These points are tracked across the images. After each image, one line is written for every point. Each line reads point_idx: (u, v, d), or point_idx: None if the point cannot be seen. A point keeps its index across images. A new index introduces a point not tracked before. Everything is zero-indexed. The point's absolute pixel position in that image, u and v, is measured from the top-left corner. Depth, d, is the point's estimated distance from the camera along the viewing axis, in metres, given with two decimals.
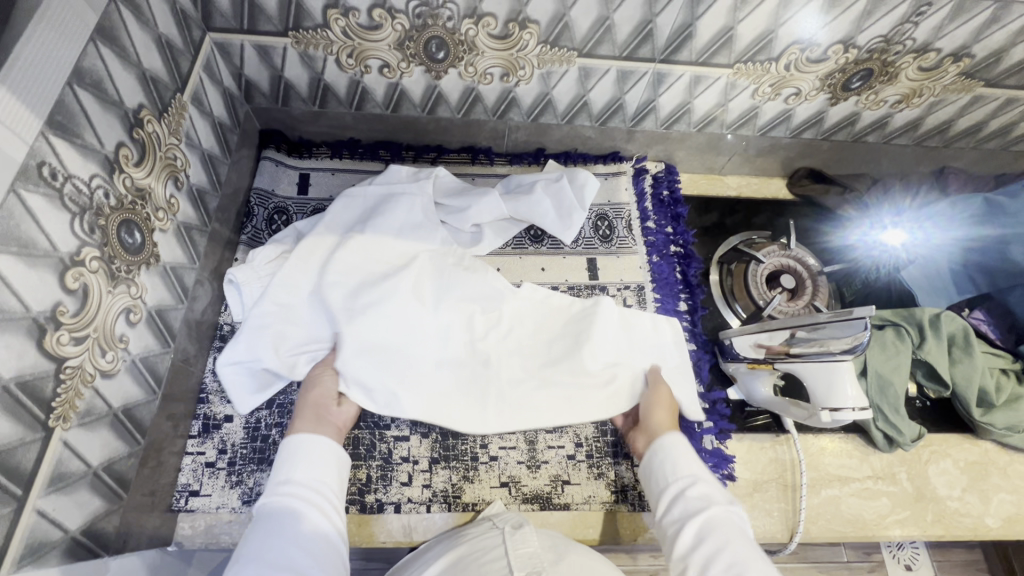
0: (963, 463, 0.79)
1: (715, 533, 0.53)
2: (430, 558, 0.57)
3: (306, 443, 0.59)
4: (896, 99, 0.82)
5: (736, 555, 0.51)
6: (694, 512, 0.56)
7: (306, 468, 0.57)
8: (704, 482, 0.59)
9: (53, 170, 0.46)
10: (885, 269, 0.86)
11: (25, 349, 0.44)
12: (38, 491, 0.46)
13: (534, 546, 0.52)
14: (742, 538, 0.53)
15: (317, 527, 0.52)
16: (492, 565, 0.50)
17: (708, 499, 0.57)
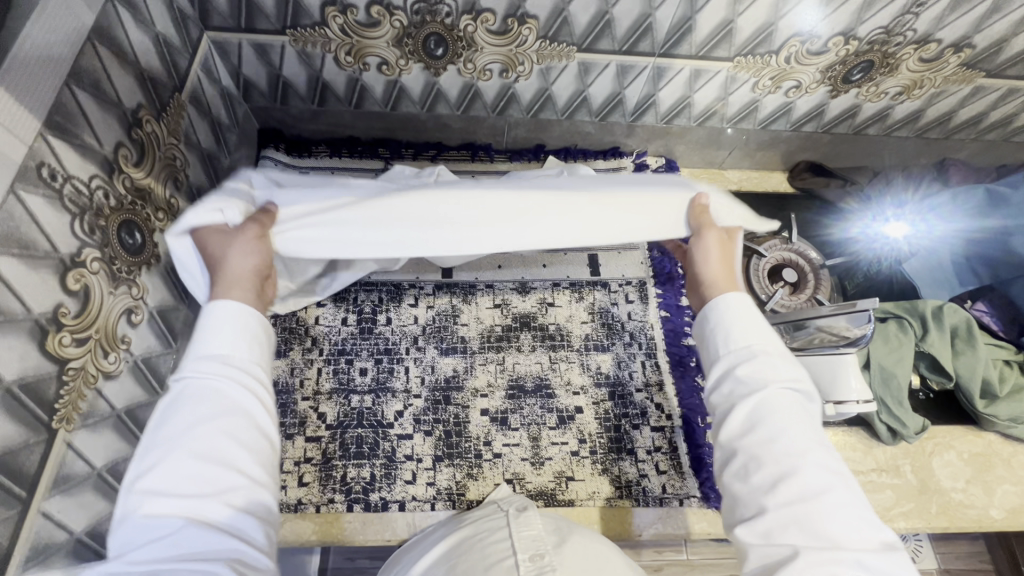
0: (967, 455, 0.79)
1: (771, 416, 0.46)
2: (434, 540, 0.57)
3: (221, 315, 0.48)
4: (896, 91, 0.82)
5: (797, 443, 0.45)
6: (751, 393, 0.48)
7: (223, 342, 0.47)
8: (765, 358, 0.49)
9: (53, 171, 0.45)
10: (887, 261, 0.87)
11: (28, 351, 0.44)
12: (43, 493, 0.46)
13: (539, 529, 0.51)
14: (805, 420, 0.47)
15: (231, 422, 0.44)
16: (497, 547, 0.50)
17: (764, 378, 0.48)
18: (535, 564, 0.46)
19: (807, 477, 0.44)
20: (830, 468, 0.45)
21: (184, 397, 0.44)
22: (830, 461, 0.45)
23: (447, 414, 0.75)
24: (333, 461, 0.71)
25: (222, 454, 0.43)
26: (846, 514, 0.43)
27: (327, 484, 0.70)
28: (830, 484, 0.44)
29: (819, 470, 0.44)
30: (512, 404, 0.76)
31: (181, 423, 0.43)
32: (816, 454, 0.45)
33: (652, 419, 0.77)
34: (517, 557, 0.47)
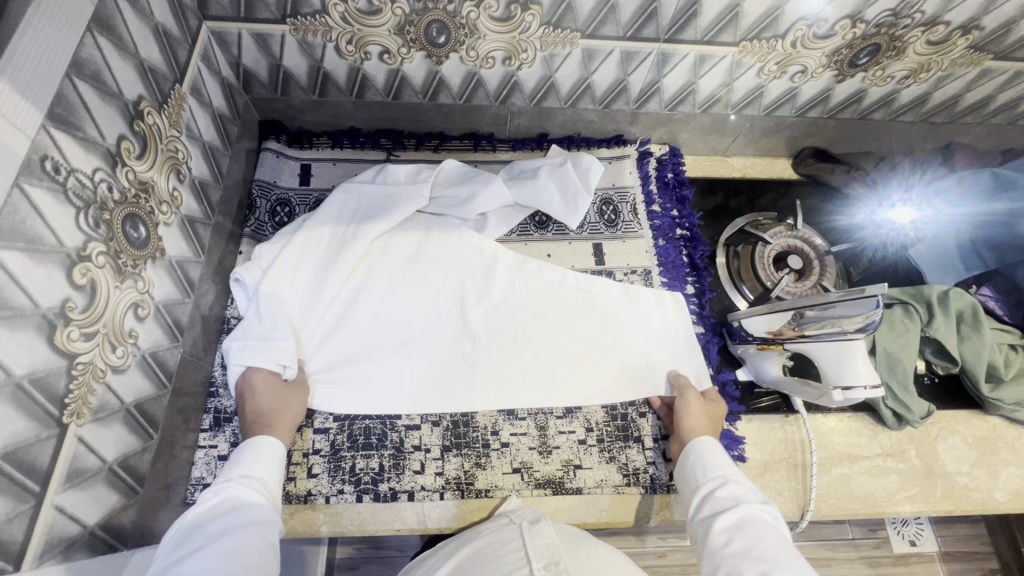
0: (972, 439, 0.80)
1: (747, 528, 0.53)
2: (440, 557, 0.57)
3: (261, 445, 0.61)
4: (903, 75, 0.81)
5: (769, 552, 0.50)
6: (732, 510, 0.56)
7: (257, 466, 0.59)
8: (741, 483, 0.59)
9: (56, 164, 0.45)
10: (894, 247, 0.86)
11: (36, 346, 0.43)
12: (55, 486, 0.46)
13: (551, 537, 0.54)
14: (779, 537, 0.52)
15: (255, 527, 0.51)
16: (508, 558, 0.52)
17: (739, 498, 0.57)
18: (549, 572, 0.49)
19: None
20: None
21: (223, 501, 0.53)
22: (802, 570, 0.49)
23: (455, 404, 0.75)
24: (342, 452, 0.71)
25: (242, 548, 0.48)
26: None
27: (335, 476, 0.70)
28: None
29: (790, 571, 0.48)
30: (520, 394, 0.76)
31: (222, 515, 0.51)
32: (787, 561, 0.49)
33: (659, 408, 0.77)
34: (532, 566, 0.50)
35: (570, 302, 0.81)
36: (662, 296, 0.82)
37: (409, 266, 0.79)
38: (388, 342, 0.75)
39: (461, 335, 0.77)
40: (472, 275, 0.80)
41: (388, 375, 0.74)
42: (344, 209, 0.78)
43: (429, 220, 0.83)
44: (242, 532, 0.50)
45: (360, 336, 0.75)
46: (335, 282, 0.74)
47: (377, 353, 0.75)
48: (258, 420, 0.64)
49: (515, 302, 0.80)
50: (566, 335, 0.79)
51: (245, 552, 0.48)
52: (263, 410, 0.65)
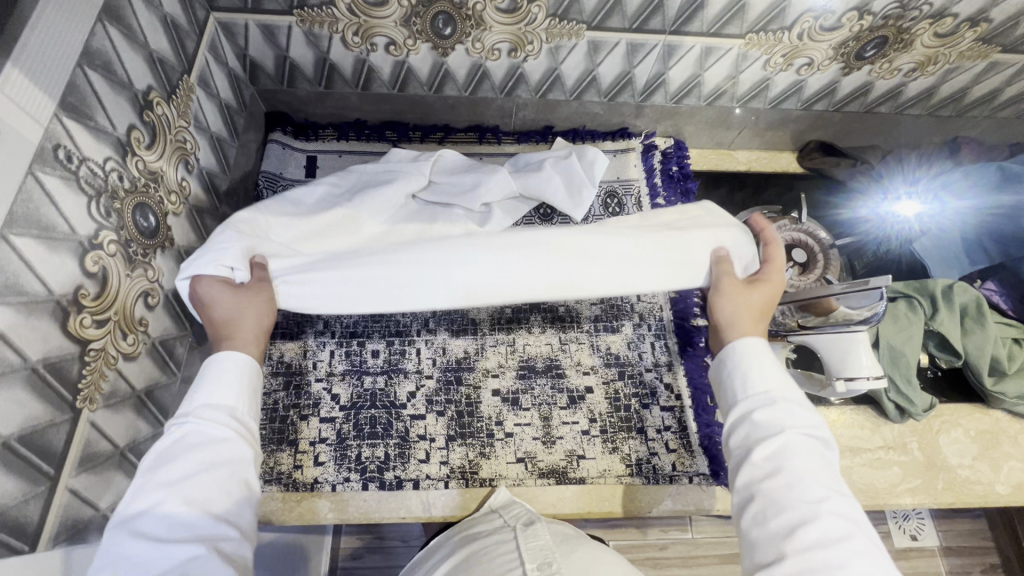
0: (974, 432, 0.80)
1: (792, 459, 0.51)
2: (442, 556, 0.58)
3: (223, 364, 0.54)
4: (910, 68, 0.81)
5: (817, 491, 0.49)
6: (778, 439, 0.52)
7: (223, 392, 0.53)
8: (789, 402, 0.54)
9: (69, 153, 0.46)
10: (896, 241, 0.86)
11: (52, 332, 0.44)
12: (69, 470, 0.47)
13: (545, 540, 0.55)
14: (823, 466, 0.51)
15: (214, 475, 0.48)
16: (505, 557, 0.53)
17: (784, 423, 0.53)
18: (543, 572, 0.50)
19: (826, 524, 0.47)
20: (846, 514, 0.49)
21: (183, 438, 0.49)
22: (844, 506, 0.49)
23: (459, 394, 0.76)
24: (348, 441, 0.72)
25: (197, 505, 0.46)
26: (863, 557, 0.46)
27: (342, 464, 0.71)
28: (850, 532, 0.47)
29: (837, 515, 0.48)
30: (523, 384, 0.77)
31: (178, 459, 0.48)
32: (834, 501, 0.49)
33: (661, 399, 0.77)
34: (527, 567, 0.51)
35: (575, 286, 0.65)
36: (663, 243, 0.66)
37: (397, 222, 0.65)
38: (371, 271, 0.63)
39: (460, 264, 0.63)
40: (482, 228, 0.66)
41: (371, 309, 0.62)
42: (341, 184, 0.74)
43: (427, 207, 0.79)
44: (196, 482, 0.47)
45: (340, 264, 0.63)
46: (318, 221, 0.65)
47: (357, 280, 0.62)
48: (216, 329, 0.58)
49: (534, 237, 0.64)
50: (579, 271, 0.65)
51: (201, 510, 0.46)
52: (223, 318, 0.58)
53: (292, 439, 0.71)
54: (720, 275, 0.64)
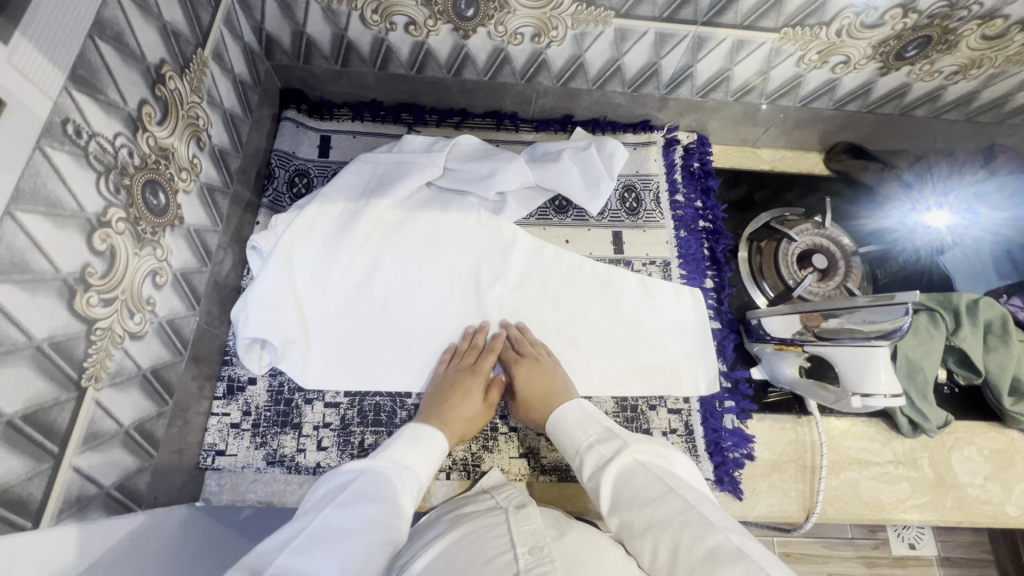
0: (988, 451, 0.78)
1: (622, 497, 0.53)
2: (432, 537, 0.55)
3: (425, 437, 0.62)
4: (952, 71, 0.77)
5: (642, 519, 0.50)
6: (604, 480, 0.55)
7: (416, 463, 0.59)
8: (594, 445, 0.59)
9: (77, 128, 0.44)
10: (926, 252, 0.84)
11: (57, 311, 0.43)
12: (73, 448, 0.46)
13: (536, 524, 0.52)
14: (649, 475, 0.54)
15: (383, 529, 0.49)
16: (496, 542, 0.50)
17: (602, 463, 0.57)
18: (533, 556, 0.47)
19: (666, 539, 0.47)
20: (681, 519, 0.48)
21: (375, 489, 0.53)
22: (678, 510, 0.49)
23: None
24: (352, 428, 0.72)
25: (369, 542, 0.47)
26: (702, 551, 0.44)
27: (345, 450, 0.71)
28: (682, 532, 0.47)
29: (674, 525, 0.48)
30: None
31: (373, 502, 0.51)
32: (666, 514, 0.49)
33: (670, 402, 0.76)
34: (516, 551, 0.47)
35: (572, 290, 0.80)
36: (653, 297, 0.80)
37: (414, 270, 0.77)
38: (394, 324, 0.75)
39: (470, 318, 0.77)
40: (490, 256, 0.80)
41: (388, 365, 0.74)
42: (360, 179, 0.78)
43: (437, 191, 0.82)
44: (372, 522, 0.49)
45: (368, 317, 0.75)
46: (350, 254, 0.74)
47: (382, 332, 0.75)
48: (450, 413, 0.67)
49: (533, 286, 0.79)
50: (570, 327, 0.78)
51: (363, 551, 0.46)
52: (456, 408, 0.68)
53: (295, 423, 0.71)
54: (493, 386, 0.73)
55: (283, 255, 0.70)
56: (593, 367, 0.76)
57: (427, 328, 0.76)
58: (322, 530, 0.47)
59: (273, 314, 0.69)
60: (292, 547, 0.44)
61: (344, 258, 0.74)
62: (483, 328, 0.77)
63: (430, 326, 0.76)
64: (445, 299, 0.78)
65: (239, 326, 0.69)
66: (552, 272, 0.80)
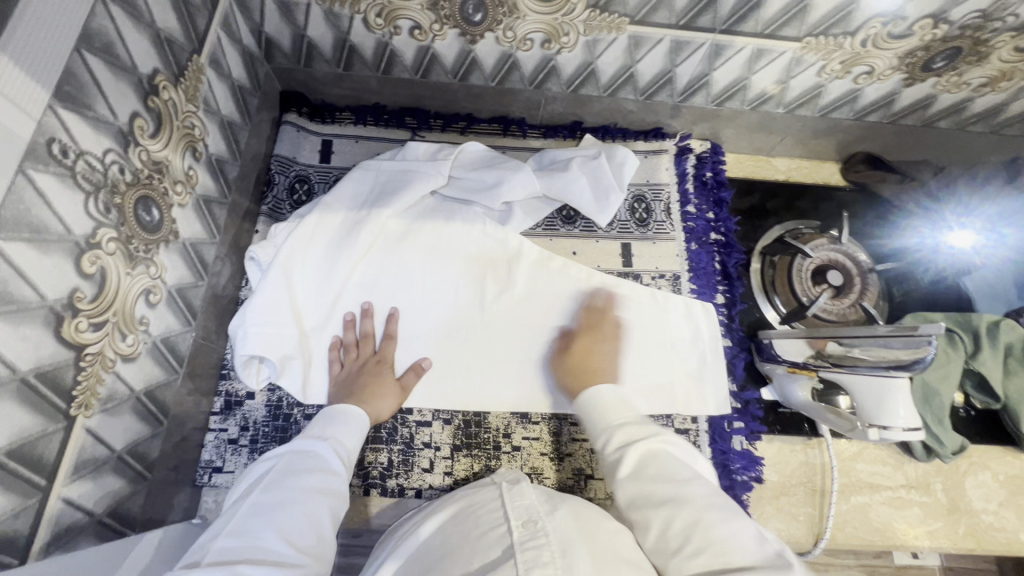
0: (1002, 476, 0.76)
1: (645, 470, 0.50)
2: (427, 513, 0.55)
3: (343, 411, 0.62)
4: (980, 82, 0.74)
5: (668, 490, 0.47)
6: (629, 453, 0.51)
7: (348, 428, 0.60)
8: (626, 425, 0.54)
9: (64, 147, 0.42)
10: (951, 274, 0.81)
11: (43, 340, 0.42)
12: (62, 479, 0.45)
13: (531, 498, 0.50)
14: (672, 461, 0.50)
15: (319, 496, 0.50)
16: (488, 519, 0.48)
17: (626, 442, 0.52)
18: (528, 530, 0.46)
19: (684, 518, 0.45)
20: (704, 501, 0.46)
21: (308, 458, 0.54)
22: (706, 494, 0.46)
23: (466, 402, 0.73)
24: None
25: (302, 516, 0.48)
26: (726, 532, 0.43)
27: None
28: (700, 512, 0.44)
29: (696, 504, 0.45)
30: (534, 397, 0.73)
31: (308, 472, 0.52)
32: (689, 491, 0.47)
33: (676, 422, 0.75)
34: (510, 524, 0.46)
35: (581, 304, 0.77)
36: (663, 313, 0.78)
37: (417, 281, 0.75)
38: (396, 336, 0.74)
39: (474, 332, 0.75)
40: (497, 268, 0.77)
41: None
42: (362, 186, 0.76)
43: (442, 199, 0.80)
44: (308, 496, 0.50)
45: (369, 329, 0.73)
46: (351, 265, 0.72)
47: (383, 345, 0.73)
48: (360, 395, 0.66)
49: (539, 299, 0.77)
50: (575, 342, 0.76)
51: (300, 527, 0.47)
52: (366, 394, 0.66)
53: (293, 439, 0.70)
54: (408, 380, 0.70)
55: (282, 267, 0.69)
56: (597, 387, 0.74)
57: (430, 342, 0.74)
58: (253, 508, 0.47)
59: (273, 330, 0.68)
60: (227, 532, 0.45)
61: (345, 269, 0.72)
62: (486, 341, 0.75)
63: (433, 339, 0.74)
64: (448, 311, 0.75)
65: (237, 340, 0.68)
66: (559, 284, 0.78)
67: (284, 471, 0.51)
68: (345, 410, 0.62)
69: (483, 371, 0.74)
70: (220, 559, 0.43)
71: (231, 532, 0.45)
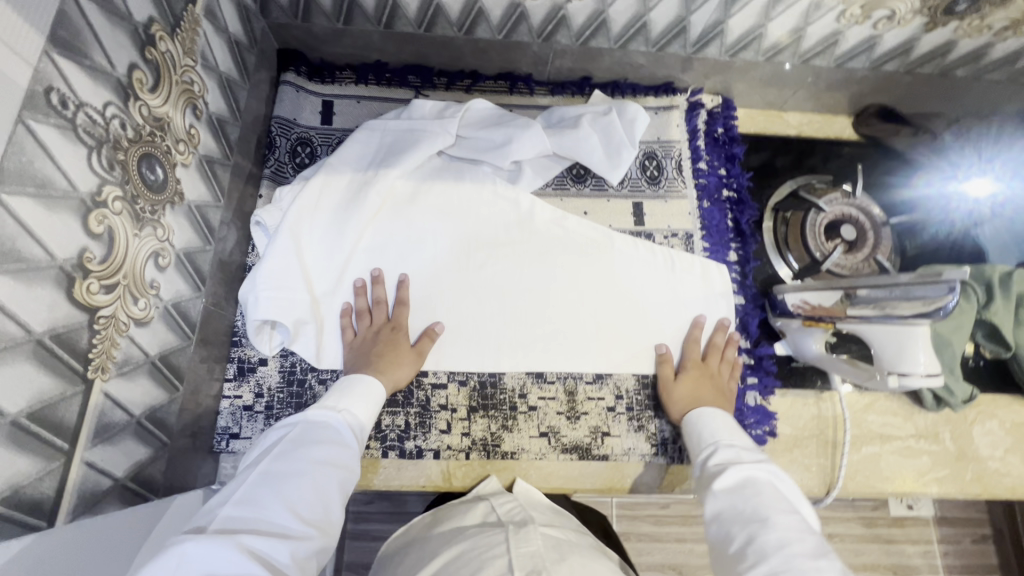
0: (1009, 424, 0.77)
1: (749, 486, 0.54)
2: (438, 546, 0.59)
3: (362, 385, 0.62)
4: (1002, 26, 0.72)
5: (760, 512, 0.51)
6: (734, 470, 0.56)
7: (354, 401, 0.60)
8: (737, 449, 0.60)
9: (63, 97, 0.40)
10: (961, 224, 0.81)
11: (56, 301, 0.40)
12: (84, 442, 0.44)
13: (537, 546, 0.54)
14: (775, 493, 0.53)
15: (327, 470, 0.51)
16: (492, 561, 0.51)
17: (730, 461, 0.58)
18: None
19: (767, 538, 0.48)
20: (795, 530, 0.48)
21: (317, 431, 0.54)
22: (798, 525, 0.49)
23: (482, 365, 0.73)
24: None
25: (309, 490, 0.48)
26: (810, 564, 0.45)
27: None
28: (788, 539, 0.47)
29: (783, 530, 0.48)
30: (549, 356, 0.73)
31: (316, 444, 0.53)
32: (780, 519, 0.49)
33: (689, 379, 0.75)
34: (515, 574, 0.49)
35: (595, 265, 0.76)
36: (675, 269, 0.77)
37: (427, 243, 0.74)
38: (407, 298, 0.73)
39: (486, 292, 0.74)
40: (510, 229, 0.76)
41: None
42: (368, 148, 0.74)
43: (449, 160, 0.78)
44: (316, 468, 0.50)
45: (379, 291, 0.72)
46: (360, 228, 0.71)
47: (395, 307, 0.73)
48: (377, 362, 0.66)
49: (551, 259, 0.76)
50: (588, 302, 0.75)
51: (306, 501, 0.47)
52: (383, 361, 0.66)
53: (309, 404, 0.69)
54: (420, 345, 0.70)
55: (289, 232, 0.67)
56: (608, 349, 0.74)
57: (442, 303, 0.73)
58: (263, 478, 0.48)
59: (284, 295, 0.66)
60: (233, 501, 0.45)
61: (355, 231, 0.70)
62: (498, 302, 0.74)
63: (444, 300, 0.73)
64: (459, 272, 0.74)
65: (247, 307, 0.66)
66: (571, 243, 0.77)
67: (293, 442, 0.52)
68: (363, 382, 0.63)
69: (496, 331, 0.74)
70: (229, 526, 0.43)
71: (239, 501, 0.45)
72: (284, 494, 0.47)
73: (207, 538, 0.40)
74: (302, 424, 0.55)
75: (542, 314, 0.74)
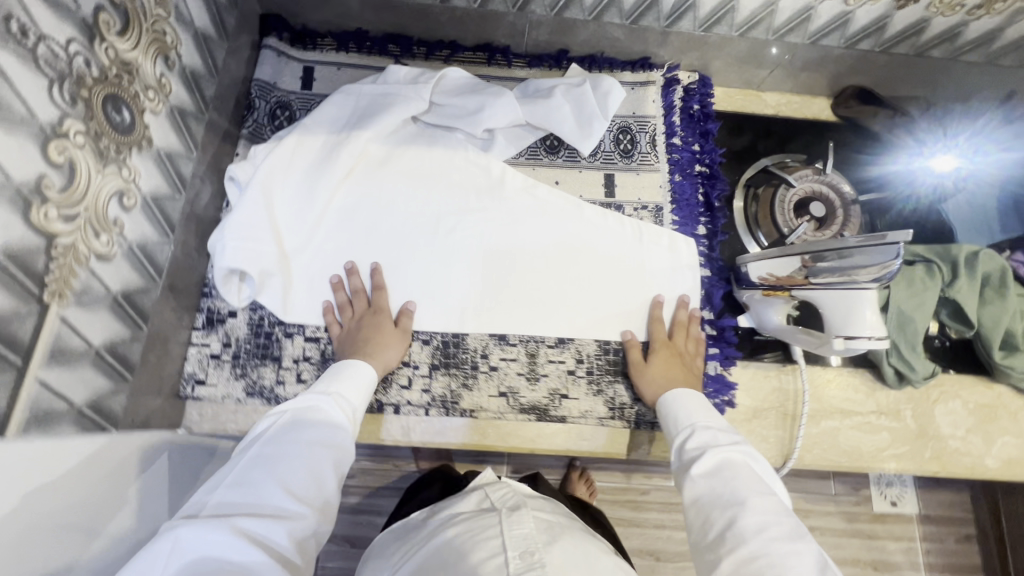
0: (972, 405, 0.77)
1: (728, 470, 0.54)
2: (438, 524, 0.60)
3: (349, 367, 0.64)
4: (974, 4, 0.72)
5: (738, 495, 0.51)
6: (708, 455, 0.56)
7: (344, 384, 0.62)
8: (710, 429, 0.60)
9: (23, 27, 0.42)
10: (927, 199, 0.83)
11: (11, 221, 0.42)
12: (39, 361, 0.46)
13: (529, 528, 0.55)
14: (749, 475, 0.54)
15: (318, 452, 0.52)
16: (489, 543, 0.53)
17: (707, 444, 0.58)
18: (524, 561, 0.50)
19: (748, 521, 0.49)
20: (772, 511, 0.49)
21: (308, 415, 0.56)
22: (774, 507, 0.50)
23: (447, 325, 0.74)
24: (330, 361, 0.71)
25: (301, 470, 0.50)
26: (787, 547, 0.46)
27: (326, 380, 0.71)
28: (766, 522, 0.48)
29: (760, 513, 0.49)
30: (512, 320, 0.75)
31: (308, 428, 0.55)
32: (755, 501, 0.50)
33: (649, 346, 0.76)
34: (507, 556, 0.51)
35: (564, 234, 0.78)
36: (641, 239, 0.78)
37: (398, 205, 0.75)
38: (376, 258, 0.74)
39: (454, 256, 0.76)
40: (480, 195, 0.78)
41: None
42: (342, 111, 0.75)
43: (423, 127, 0.80)
44: (308, 451, 0.52)
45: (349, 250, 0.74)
46: (331, 187, 0.73)
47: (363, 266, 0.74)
48: (357, 345, 0.68)
49: (520, 227, 0.77)
50: (554, 269, 0.76)
51: (300, 480, 0.49)
52: (369, 344, 0.68)
53: (274, 355, 0.71)
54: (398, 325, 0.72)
55: (260, 187, 0.69)
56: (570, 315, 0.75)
57: (410, 264, 0.75)
58: (253, 462, 0.50)
59: (252, 246, 0.68)
60: (226, 485, 0.47)
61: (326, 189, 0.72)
62: (465, 266, 0.76)
63: (413, 261, 0.75)
64: (428, 234, 0.76)
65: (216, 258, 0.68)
66: (540, 211, 0.78)
67: (284, 429, 0.54)
68: (348, 365, 0.65)
69: (462, 294, 0.75)
70: (222, 509, 0.45)
71: (231, 484, 0.47)
72: (275, 475, 0.49)
73: (201, 523, 0.43)
74: (293, 410, 0.57)
75: (508, 279, 0.76)
